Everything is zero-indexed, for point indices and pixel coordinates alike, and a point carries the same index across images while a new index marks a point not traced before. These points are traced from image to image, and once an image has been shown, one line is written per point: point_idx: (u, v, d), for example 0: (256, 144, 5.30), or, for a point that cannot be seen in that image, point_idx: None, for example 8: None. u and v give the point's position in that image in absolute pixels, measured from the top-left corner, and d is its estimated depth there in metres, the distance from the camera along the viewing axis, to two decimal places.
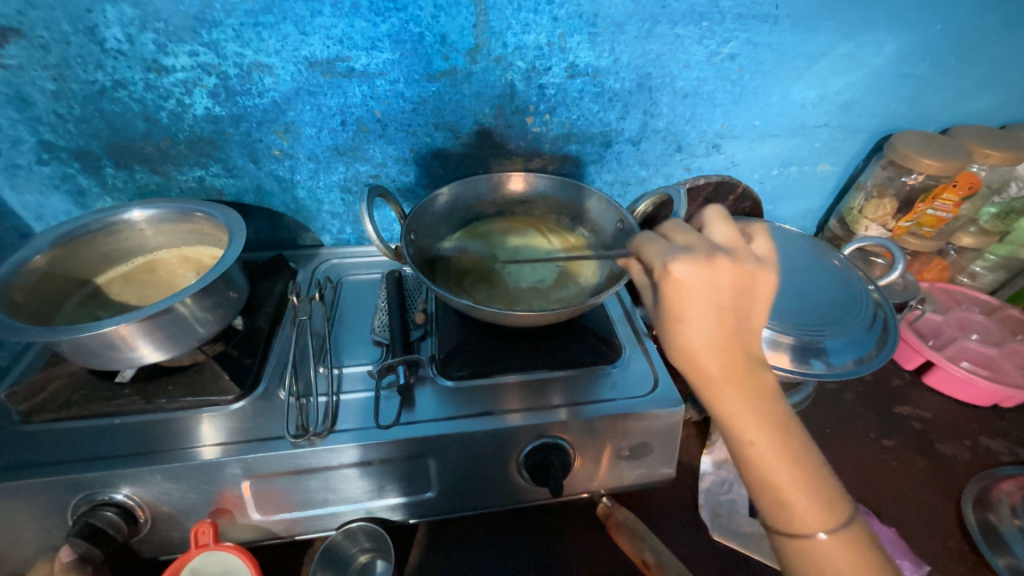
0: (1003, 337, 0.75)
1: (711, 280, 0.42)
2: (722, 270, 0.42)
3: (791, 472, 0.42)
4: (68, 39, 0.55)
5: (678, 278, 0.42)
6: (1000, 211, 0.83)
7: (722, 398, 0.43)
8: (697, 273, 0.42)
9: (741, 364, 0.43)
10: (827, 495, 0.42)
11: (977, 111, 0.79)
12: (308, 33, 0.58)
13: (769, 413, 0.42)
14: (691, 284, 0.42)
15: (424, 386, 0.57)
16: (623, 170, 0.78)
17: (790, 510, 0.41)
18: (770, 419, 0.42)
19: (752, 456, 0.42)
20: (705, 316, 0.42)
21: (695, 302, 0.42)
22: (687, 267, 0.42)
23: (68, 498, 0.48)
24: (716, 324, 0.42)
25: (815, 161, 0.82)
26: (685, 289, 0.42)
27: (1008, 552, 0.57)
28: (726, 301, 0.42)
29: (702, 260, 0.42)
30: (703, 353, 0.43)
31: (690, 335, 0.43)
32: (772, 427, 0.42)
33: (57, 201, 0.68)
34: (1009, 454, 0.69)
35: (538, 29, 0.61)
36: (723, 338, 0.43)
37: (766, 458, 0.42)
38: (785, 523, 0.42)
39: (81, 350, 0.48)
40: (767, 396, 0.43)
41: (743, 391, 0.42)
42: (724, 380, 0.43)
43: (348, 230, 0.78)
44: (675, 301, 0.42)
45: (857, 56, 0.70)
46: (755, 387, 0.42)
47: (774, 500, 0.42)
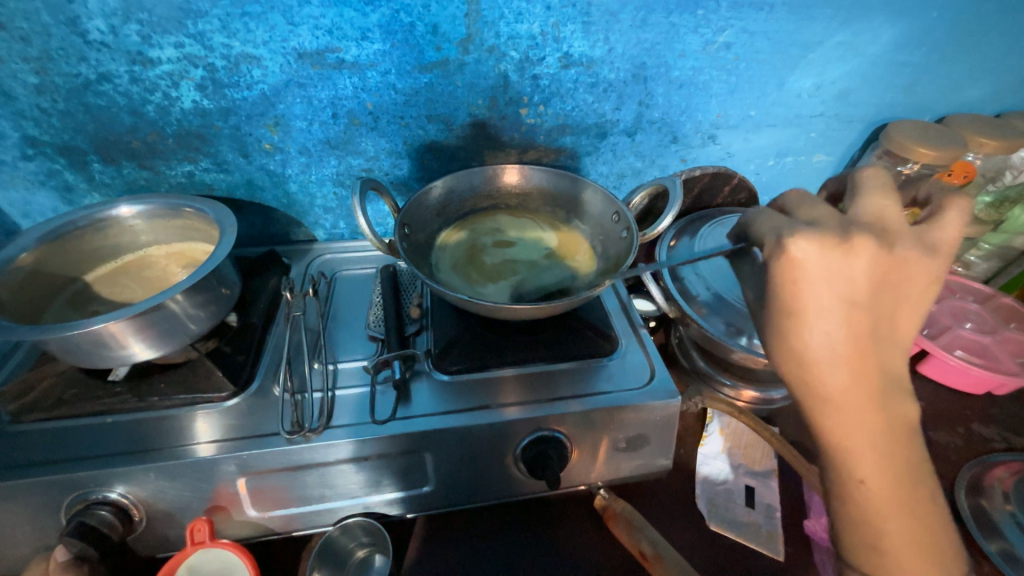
0: (997, 326, 0.75)
1: (838, 267, 0.37)
2: (857, 256, 0.37)
3: (896, 517, 0.39)
4: (49, 31, 0.54)
5: (795, 261, 0.37)
6: (994, 200, 0.83)
7: (835, 423, 0.39)
8: (819, 257, 0.37)
9: (876, 392, 0.39)
10: (932, 549, 0.40)
11: (973, 100, 0.79)
12: (297, 23, 0.57)
13: (893, 452, 0.39)
14: (817, 271, 0.37)
15: (420, 381, 0.57)
16: (618, 161, 0.77)
17: (882, 554, 0.40)
18: (890, 459, 0.39)
19: (861, 494, 0.40)
20: (833, 313, 0.37)
21: (817, 293, 0.37)
22: (810, 246, 0.37)
23: (61, 497, 0.47)
24: (845, 331, 0.38)
25: (810, 151, 0.81)
26: (805, 274, 0.37)
27: (1000, 537, 0.57)
28: (857, 298, 0.37)
29: (832, 244, 0.37)
30: (830, 370, 0.38)
31: (811, 340, 0.38)
32: (891, 468, 0.39)
33: (44, 198, 0.66)
34: (1002, 441, 0.70)
35: (531, 18, 0.60)
36: (857, 355, 0.38)
37: (879, 501, 0.40)
38: (877, 567, 0.40)
39: (71, 348, 0.47)
40: (896, 433, 0.39)
41: (870, 423, 0.39)
42: (848, 406, 0.39)
43: (341, 225, 0.78)
44: (791, 286, 0.38)
45: (853, 45, 0.69)
46: (885, 421, 0.39)
47: (868, 538, 0.40)
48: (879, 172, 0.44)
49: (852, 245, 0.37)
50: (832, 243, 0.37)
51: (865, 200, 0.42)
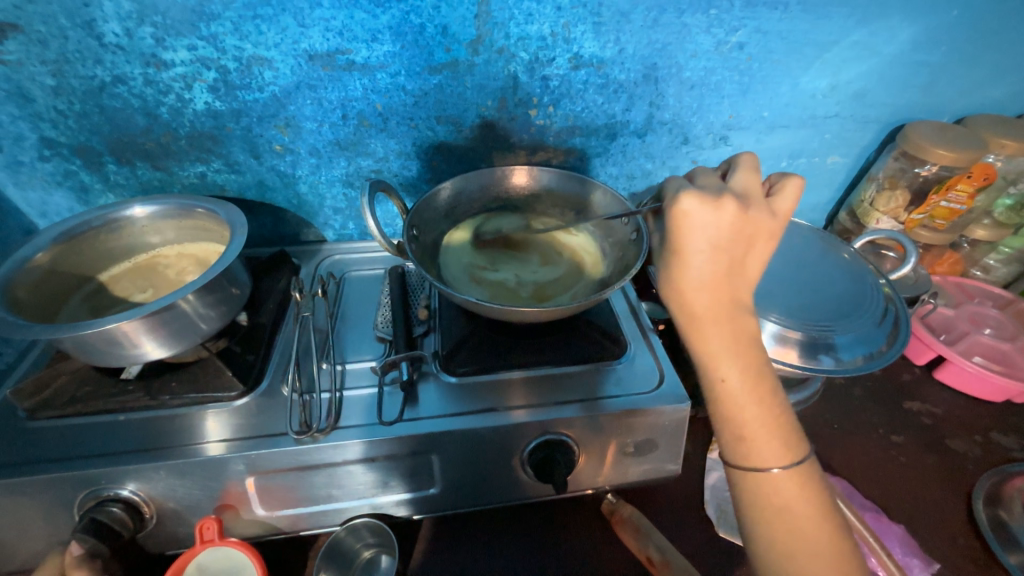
0: (1017, 332, 0.73)
1: (716, 216, 0.44)
2: (729, 209, 0.43)
3: (756, 409, 0.45)
4: (66, 34, 0.55)
5: (680, 210, 0.44)
6: (1015, 203, 0.79)
7: (704, 332, 0.45)
8: (700, 208, 0.43)
9: (731, 307, 0.45)
10: (787, 437, 0.45)
11: (994, 100, 0.77)
12: (308, 25, 0.57)
13: (746, 356, 0.45)
14: (692, 216, 0.44)
15: (428, 382, 0.57)
16: (628, 163, 0.76)
17: (746, 444, 0.44)
18: (744, 360, 0.45)
19: (722, 392, 0.45)
20: (703, 250, 0.44)
21: (694, 234, 0.44)
22: (693, 201, 0.43)
23: (74, 494, 0.48)
24: (712, 263, 0.44)
25: (825, 152, 0.80)
26: (688, 223, 0.44)
27: (1019, 549, 0.56)
28: (723, 238, 0.44)
29: (708, 197, 0.44)
30: (696, 291, 0.45)
31: (686, 272, 0.45)
32: (746, 369, 0.45)
33: (60, 198, 0.68)
34: (1021, 450, 0.68)
35: (541, 19, 0.60)
36: (718, 279, 0.45)
37: (736, 396, 0.45)
38: (739, 457, 0.45)
39: (85, 347, 0.48)
40: (747, 340, 0.46)
41: (725, 331, 0.45)
42: (707, 318, 0.45)
43: (351, 226, 0.78)
44: (676, 230, 0.45)
45: (870, 44, 0.68)
46: (738, 331, 0.45)
47: (736, 433, 0.45)
48: (752, 156, 0.52)
49: (726, 201, 0.44)
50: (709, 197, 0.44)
51: (739, 172, 0.49)
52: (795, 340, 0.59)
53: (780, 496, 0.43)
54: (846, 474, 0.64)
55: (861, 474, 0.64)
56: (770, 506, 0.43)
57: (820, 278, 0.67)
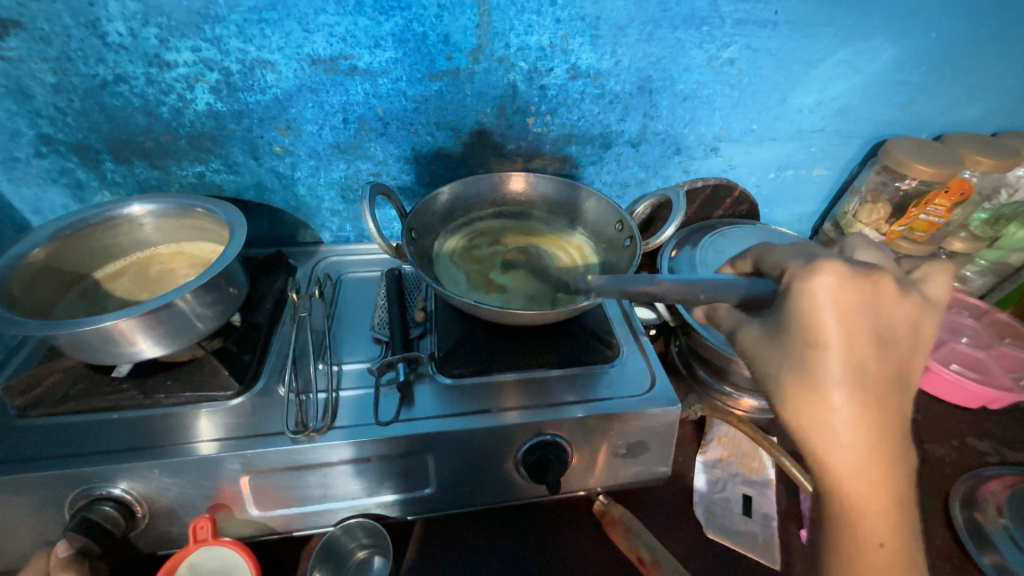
0: (991, 341, 0.76)
1: (864, 303, 0.38)
2: (885, 301, 0.39)
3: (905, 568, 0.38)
4: (69, 32, 0.55)
5: (818, 294, 0.38)
6: (990, 217, 0.84)
7: (851, 462, 0.38)
8: (848, 291, 0.38)
9: (886, 431, 0.38)
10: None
11: (970, 119, 0.80)
12: (312, 30, 0.58)
13: (897, 493, 0.39)
14: (842, 301, 0.38)
15: (424, 383, 0.57)
16: (622, 171, 0.78)
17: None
18: (890, 499, 0.39)
19: (870, 550, 0.38)
20: (854, 352, 0.38)
21: (842, 327, 0.38)
22: (836, 279, 0.38)
23: (65, 493, 0.48)
24: (863, 369, 0.38)
25: (811, 165, 0.83)
26: (832, 306, 0.38)
27: (994, 549, 0.58)
28: (877, 331, 0.38)
29: (860, 282, 0.38)
30: (839, 408, 0.37)
31: (835, 388, 0.37)
32: (894, 510, 0.39)
33: (55, 195, 0.67)
34: (995, 455, 0.71)
35: (541, 30, 0.62)
36: (873, 387, 0.38)
37: (882, 546, 0.38)
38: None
39: (80, 345, 0.48)
40: (897, 476, 0.39)
41: (876, 471, 0.38)
42: (863, 455, 0.38)
43: (348, 228, 0.78)
44: (818, 319, 0.38)
45: (854, 63, 0.71)
46: (891, 465, 0.38)
47: None
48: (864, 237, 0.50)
49: (877, 281, 0.39)
50: (855, 277, 0.38)
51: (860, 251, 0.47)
52: None
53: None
54: None
55: None
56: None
57: None
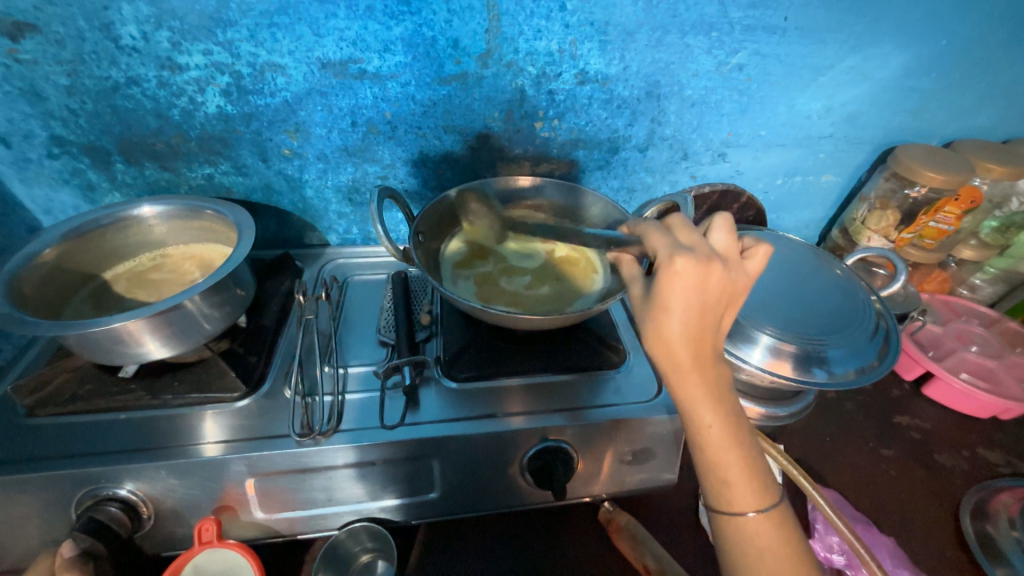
0: (1003, 350, 0.75)
1: (705, 284, 0.40)
2: (718, 275, 0.40)
3: (740, 457, 0.42)
4: (83, 35, 0.56)
5: (672, 275, 0.39)
6: (1000, 225, 0.83)
7: (686, 379, 0.41)
8: (693, 271, 0.39)
9: (710, 352, 0.41)
10: (762, 481, 0.42)
11: (981, 126, 0.80)
12: (322, 34, 0.59)
13: (728, 398, 0.42)
14: (685, 278, 0.39)
15: (429, 387, 0.57)
16: (629, 176, 0.78)
17: (730, 490, 0.42)
18: (725, 404, 0.42)
19: (710, 442, 0.42)
20: (692, 304, 0.40)
21: (681, 290, 0.40)
22: (687, 263, 0.39)
23: (72, 493, 0.48)
24: (695, 315, 0.40)
25: (819, 171, 0.82)
26: (676, 283, 0.40)
27: (1005, 563, 0.57)
28: (707, 290, 0.40)
29: (702, 260, 0.40)
30: (675, 339, 0.40)
31: (673, 325, 0.40)
32: (730, 413, 0.42)
33: (66, 195, 0.68)
34: (1007, 466, 0.70)
35: (550, 35, 0.62)
36: (701, 324, 0.41)
37: (719, 442, 0.41)
38: (720, 501, 0.42)
39: (89, 345, 0.48)
40: (725, 385, 0.42)
41: (708, 383, 0.41)
42: (692, 370, 0.41)
43: (354, 230, 0.79)
44: (669, 289, 0.40)
45: (864, 70, 0.71)
46: (718, 377, 0.42)
47: (720, 482, 0.42)
48: (727, 220, 0.45)
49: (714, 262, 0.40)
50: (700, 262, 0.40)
51: (716, 230, 0.44)
52: (789, 353, 0.60)
53: (756, 543, 0.41)
54: (838, 487, 0.65)
55: (852, 487, 0.65)
56: (749, 550, 0.41)
57: (813, 292, 0.68)
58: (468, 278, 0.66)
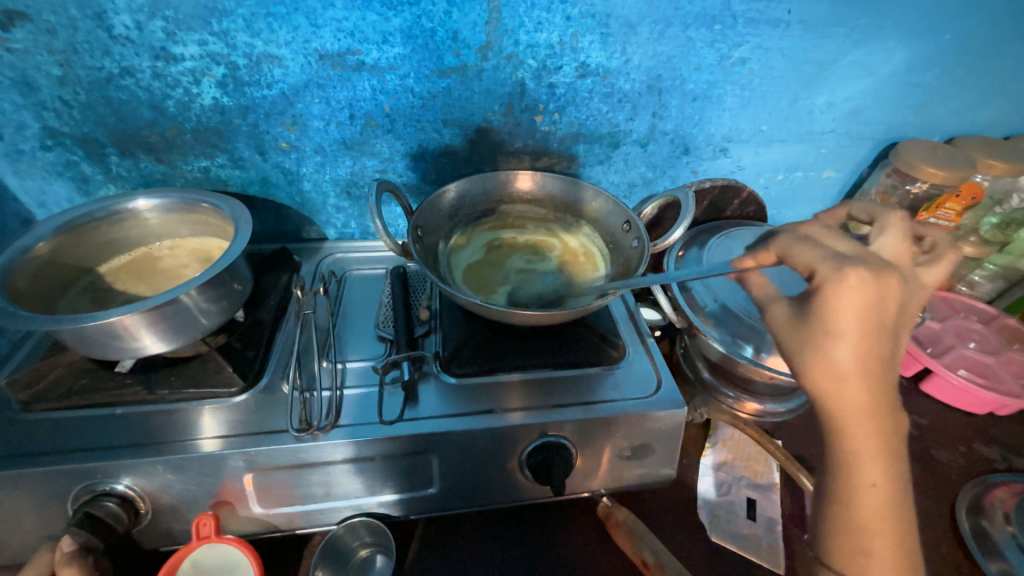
0: (1000, 346, 0.75)
1: (885, 304, 0.37)
2: (900, 289, 0.37)
3: (890, 525, 0.39)
4: (75, 24, 0.55)
5: (839, 292, 0.37)
6: (1000, 221, 0.83)
7: (850, 430, 0.39)
8: (876, 287, 0.37)
9: (886, 406, 0.38)
10: (910, 556, 0.39)
11: (983, 122, 0.79)
12: (319, 25, 0.58)
13: (898, 458, 0.39)
14: (873, 300, 0.37)
15: (428, 383, 0.57)
16: (630, 171, 0.78)
17: (869, 562, 0.39)
18: (893, 466, 0.39)
19: (864, 503, 0.39)
20: (860, 340, 0.37)
21: (858, 320, 0.37)
22: (865, 279, 0.37)
23: (69, 488, 0.48)
24: (872, 347, 0.38)
25: (820, 167, 0.82)
26: (845, 303, 0.37)
27: (1000, 558, 0.58)
28: (889, 321, 0.37)
29: (881, 273, 0.37)
30: (850, 383, 0.38)
31: (845, 362, 0.38)
32: (896, 479, 0.39)
33: (60, 188, 0.67)
34: (1003, 462, 0.70)
35: (550, 27, 0.61)
36: (878, 370, 0.38)
37: (870, 508, 0.39)
38: (851, 568, 0.39)
39: (84, 340, 0.48)
40: (900, 444, 0.39)
41: (874, 434, 0.39)
42: (868, 419, 0.38)
43: (353, 225, 0.78)
44: (835, 314, 0.37)
45: (866, 64, 0.70)
46: (893, 437, 0.39)
47: (859, 548, 0.39)
48: (902, 219, 0.45)
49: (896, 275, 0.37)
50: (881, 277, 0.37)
51: (885, 236, 0.43)
52: None
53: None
54: None
55: None
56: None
57: None
58: (473, 280, 0.65)
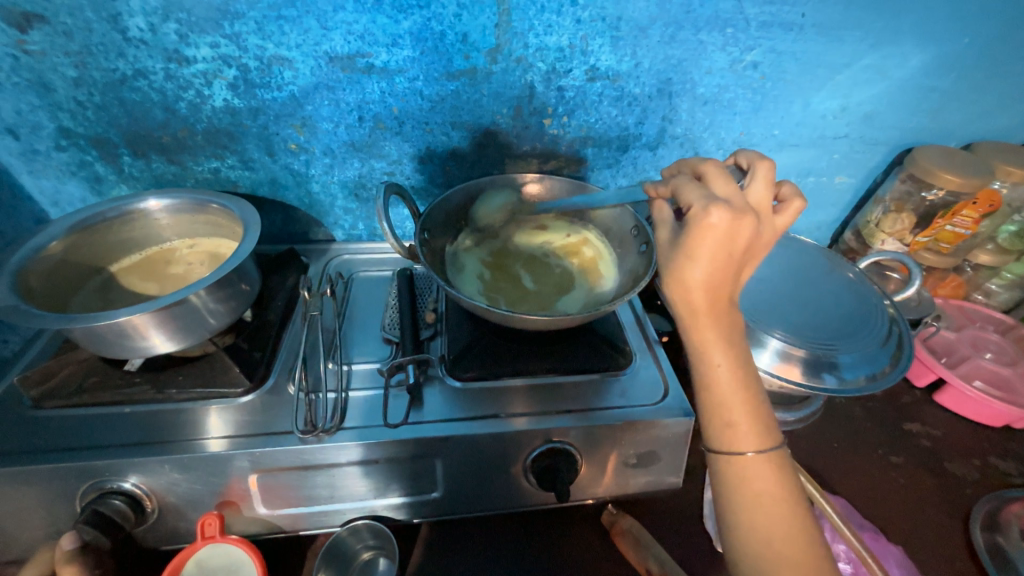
0: (1018, 358, 0.74)
1: (738, 240, 0.42)
2: (749, 228, 0.42)
3: (741, 397, 0.45)
4: (90, 26, 0.55)
5: (704, 223, 0.41)
6: (1019, 230, 0.80)
7: (698, 323, 0.45)
8: (730, 225, 0.41)
9: (724, 302, 0.45)
10: (762, 420, 0.44)
11: (1002, 128, 0.78)
12: (329, 28, 0.58)
13: (737, 343, 0.45)
14: (723, 233, 0.41)
15: (433, 386, 0.57)
16: (639, 175, 0.77)
17: (733, 430, 0.44)
18: (736, 350, 0.45)
19: (717, 383, 0.45)
20: (713, 258, 0.43)
21: (717, 243, 0.42)
22: (722, 215, 0.41)
23: (77, 485, 0.48)
24: (721, 266, 0.43)
25: (833, 172, 0.81)
26: (708, 235, 0.42)
27: (1016, 575, 0.56)
28: (743, 244, 0.42)
29: (738, 214, 0.41)
30: (698, 287, 0.44)
31: (694, 272, 0.43)
32: (739, 360, 0.45)
33: (74, 187, 0.68)
34: (1019, 476, 0.68)
35: (560, 30, 0.61)
36: (722, 278, 0.44)
37: (724, 384, 0.44)
38: (721, 441, 0.44)
39: (94, 339, 0.48)
40: (737, 332, 0.46)
41: (717, 323, 0.45)
42: (707, 314, 0.45)
43: (361, 226, 0.78)
44: (697, 237, 0.42)
45: (881, 68, 0.69)
46: (731, 326, 0.45)
47: (721, 421, 0.44)
48: (771, 165, 0.48)
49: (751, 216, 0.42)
50: (737, 216, 0.41)
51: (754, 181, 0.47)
52: (799, 358, 0.59)
53: (756, 482, 0.43)
54: (846, 494, 0.64)
55: (860, 495, 0.64)
56: (747, 494, 0.43)
57: (822, 298, 0.68)
58: (481, 286, 0.64)
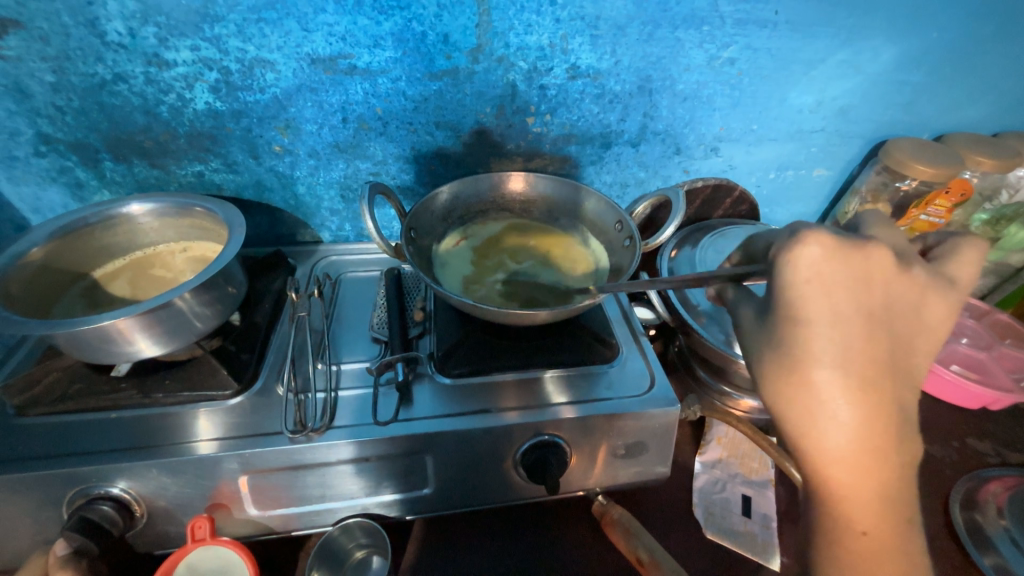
0: (992, 342, 0.76)
1: (855, 279, 0.37)
2: (872, 271, 0.37)
3: (897, 569, 0.37)
4: (68, 31, 0.55)
5: (803, 259, 0.37)
6: (990, 217, 0.84)
7: (834, 463, 0.36)
8: (836, 260, 0.37)
9: (885, 437, 0.36)
10: None
11: (972, 119, 0.80)
12: (311, 29, 0.58)
13: (894, 495, 0.37)
14: (828, 270, 0.36)
15: (423, 383, 0.57)
16: (622, 171, 0.78)
17: None
18: (888, 506, 0.37)
19: (862, 547, 0.37)
20: (844, 333, 0.36)
21: (834, 303, 0.36)
22: (823, 245, 0.37)
23: (64, 491, 0.48)
24: (857, 346, 0.36)
25: (811, 166, 0.83)
26: (817, 275, 0.37)
27: (994, 551, 0.58)
28: (870, 315, 0.37)
29: (846, 245, 0.37)
30: (839, 405, 0.36)
31: (822, 368, 0.36)
32: (890, 519, 0.37)
33: (54, 194, 0.67)
34: (996, 456, 0.70)
35: (540, 30, 0.62)
36: (869, 390, 0.36)
37: (873, 553, 0.37)
38: None
39: (78, 344, 0.48)
40: (899, 481, 0.37)
41: (869, 465, 0.36)
42: (853, 450, 0.36)
43: (347, 227, 0.78)
44: (805, 290, 0.37)
45: (854, 63, 0.71)
46: (893, 474, 0.36)
47: None
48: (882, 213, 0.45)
49: (870, 248, 0.37)
50: (842, 247, 0.37)
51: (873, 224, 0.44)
52: None
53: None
54: None
55: None
56: None
57: None
58: (466, 283, 0.65)
